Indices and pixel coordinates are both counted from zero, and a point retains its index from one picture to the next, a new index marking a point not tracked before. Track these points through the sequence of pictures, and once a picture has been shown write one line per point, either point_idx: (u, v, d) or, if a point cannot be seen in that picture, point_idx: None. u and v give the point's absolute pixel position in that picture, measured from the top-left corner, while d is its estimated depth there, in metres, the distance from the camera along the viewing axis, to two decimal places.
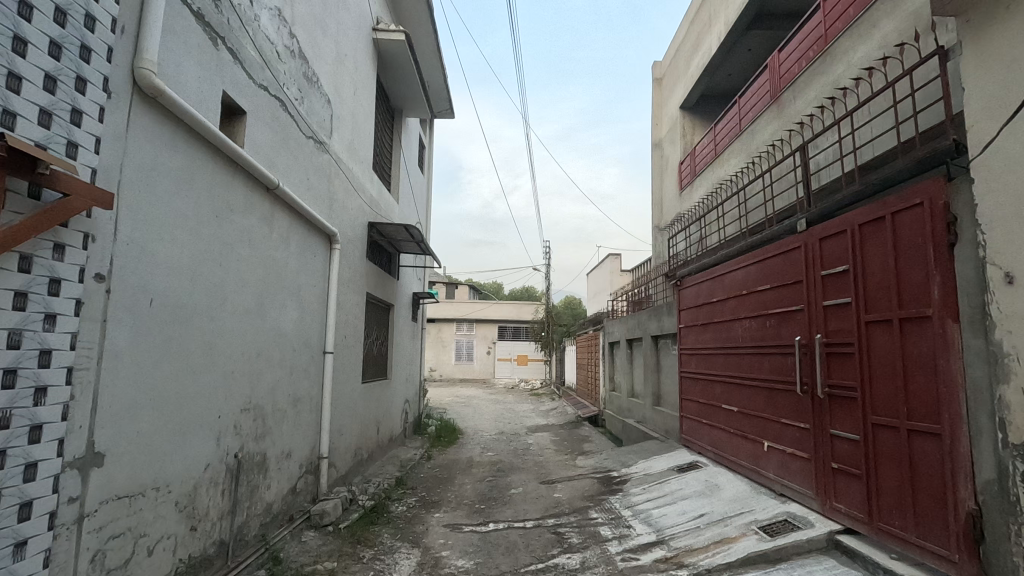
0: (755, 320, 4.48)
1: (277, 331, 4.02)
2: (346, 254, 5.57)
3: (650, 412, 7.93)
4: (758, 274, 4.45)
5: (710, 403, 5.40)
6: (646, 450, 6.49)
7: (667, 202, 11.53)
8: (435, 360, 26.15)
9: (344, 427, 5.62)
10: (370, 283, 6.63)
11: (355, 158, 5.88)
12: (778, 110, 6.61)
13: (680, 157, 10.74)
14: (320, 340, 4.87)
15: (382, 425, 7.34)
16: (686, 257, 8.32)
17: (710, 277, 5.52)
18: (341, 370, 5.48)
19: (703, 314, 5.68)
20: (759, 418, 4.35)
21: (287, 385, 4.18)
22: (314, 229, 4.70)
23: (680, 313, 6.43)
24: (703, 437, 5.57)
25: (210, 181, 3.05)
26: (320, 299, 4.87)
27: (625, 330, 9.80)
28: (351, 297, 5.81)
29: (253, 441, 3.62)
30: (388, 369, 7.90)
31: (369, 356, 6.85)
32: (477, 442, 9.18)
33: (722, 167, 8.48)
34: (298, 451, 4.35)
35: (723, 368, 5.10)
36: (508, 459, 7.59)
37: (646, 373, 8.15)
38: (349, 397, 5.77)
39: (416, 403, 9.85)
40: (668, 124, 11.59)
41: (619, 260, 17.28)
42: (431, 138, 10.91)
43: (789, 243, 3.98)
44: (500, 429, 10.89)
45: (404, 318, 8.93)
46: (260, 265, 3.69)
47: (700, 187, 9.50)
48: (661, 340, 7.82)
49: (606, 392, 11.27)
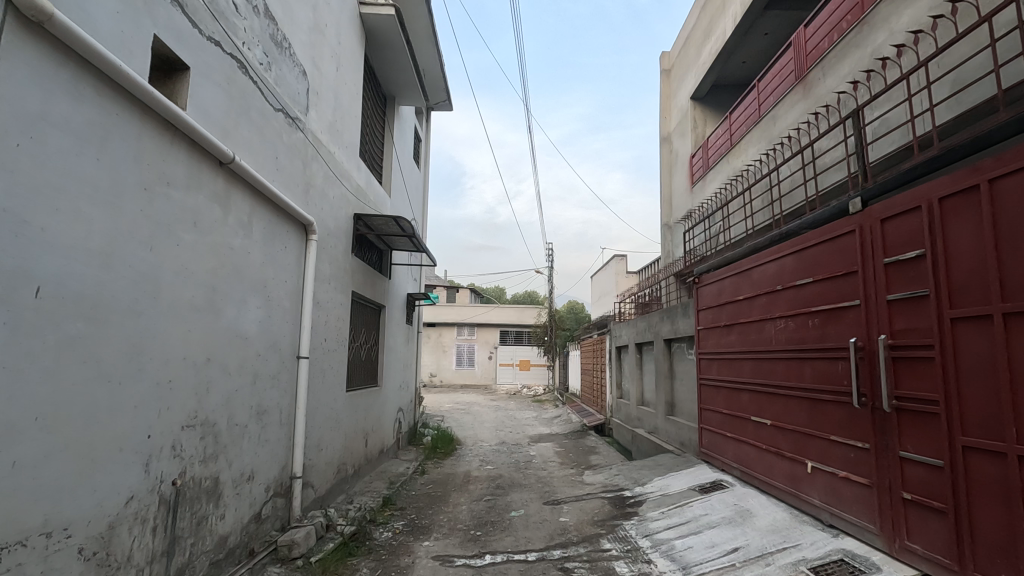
0: (792, 320, 3.86)
1: (236, 332, 3.42)
2: (326, 247, 4.97)
3: (663, 423, 7.30)
4: (796, 266, 3.84)
5: (735, 414, 4.79)
6: (661, 465, 5.87)
7: (676, 198, 10.94)
8: (435, 365, 25.54)
9: (324, 442, 5.02)
10: (356, 281, 6.04)
11: (337, 142, 5.30)
12: (805, 91, 6.02)
13: (691, 150, 10.15)
14: (293, 343, 4.28)
15: (372, 438, 6.73)
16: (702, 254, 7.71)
17: (733, 272, 4.91)
18: (319, 377, 4.87)
19: (725, 314, 5.07)
20: (799, 434, 3.73)
21: (249, 396, 3.59)
22: (285, 216, 4.11)
23: (696, 313, 5.82)
24: (727, 452, 4.96)
25: (136, 145, 2.46)
26: (294, 297, 4.28)
27: (634, 334, 9.19)
28: (333, 296, 5.22)
29: (200, 464, 3.01)
30: (379, 375, 7.30)
31: (356, 361, 6.25)
32: (476, 454, 8.56)
33: (739, 158, 7.87)
34: (262, 472, 3.74)
35: (751, 375, 4.49)
36: (508, 474, 6.98)
37: (658, 379, 7.53)
38: (329, 407, 5.16)
39: (410, 412, 9.24)
40: (677, 116, 11.00)
41: (624, 261, 16.68)
42: (427, 131, 10.32)
43: (837, 227, 3.37)
44: (501, 439, 10.29)
45: (398, 321, 8.32)
46: (211, 253, 3.10)
47: (713, 180, 8.90)
48: (674, 344, 7.20)
49: (613, 399, 10.65)
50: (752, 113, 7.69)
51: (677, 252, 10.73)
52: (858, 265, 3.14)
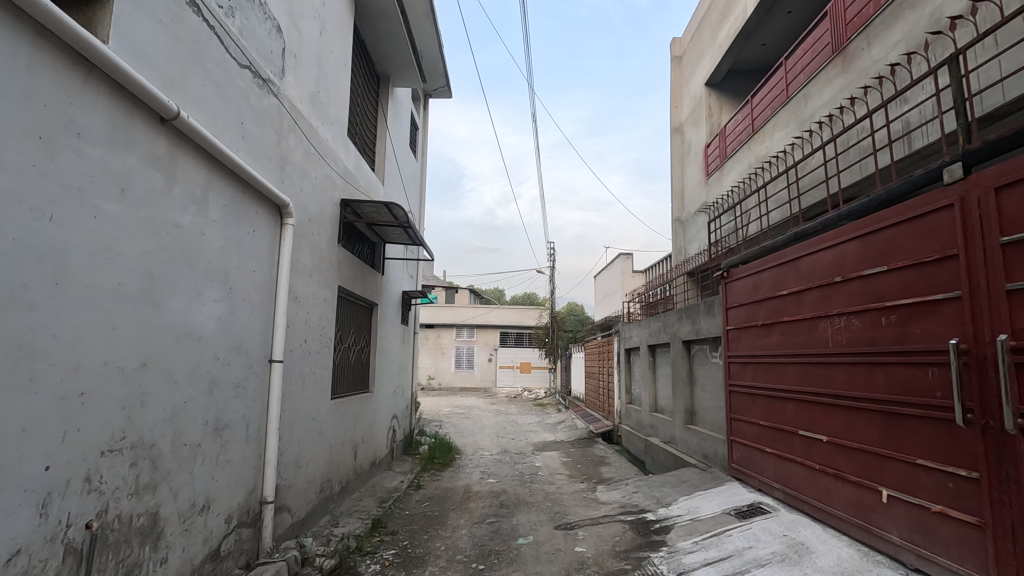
0: (857, 317, 3.24)
1: (187, 331, 2.78)
2: (305, 234, 4.34)
3: (682, 433, 6.66)
4: (863, 253, 3.22)
5: (777, 426, 4.17)
6: (685, 482, 5.23)
7: (689, 192, 10.34)
8: (433, 368, 24.90)
9: (304, 458, 4.37)
10: (344, 276, 5.41)
11: (321, 116, 4.67)
12: (846, 64, 5.41)
13: (706, 140, 9.54)
14: (264, 344, 3.63)
15: (362, 449, 6.09)
16: (723, 248, 7.09)
17: (774, 264, 4.30)
18: (297, 384, 4.23)
19: (763, 312, 4.45)
20: (869, 454, 3.11)
21: (205, 408, 2.95)
22: (254, 193, 3.48)
23: (724, 312, 5.22)
24: (766, 470, 4.34)
25: (22, 78, 1.83)
26: (264, 290, 3.64)
27: (646, 336, 8.56)
28: (314, 291, 4.58)
29: (131, 498, 2.37)
30: (371, 379, 6.67)
31: (344, 365, 5.61)
32: (477, 465, 7.92)
33: (763, 145, 7.25)
34: (221, 500, 3.10)
35: (800, 382, 3.87)
36: (513, 489, 6.33)
37: (676, 385, 6.90)
38: (310, 418, 4.51)
39: (406, 419, 8.61)
40: (689, 105, 10.42)
41: (630, 260, 16.05)
42: (424, 118, 9.71)
43: (924, 203, 2.75)
44: (503, 447, 9.65)
45: (392, 321, 7.69)
46: (148, 231, 2.46)
47: (732, 171, 8.29)
48: (695, 346, 6.57)
49: (622, 405, 10.02)
50: (777, 95, 7.06)
51: (690, 248, 10.11)
52: (959, 246, 2.51)
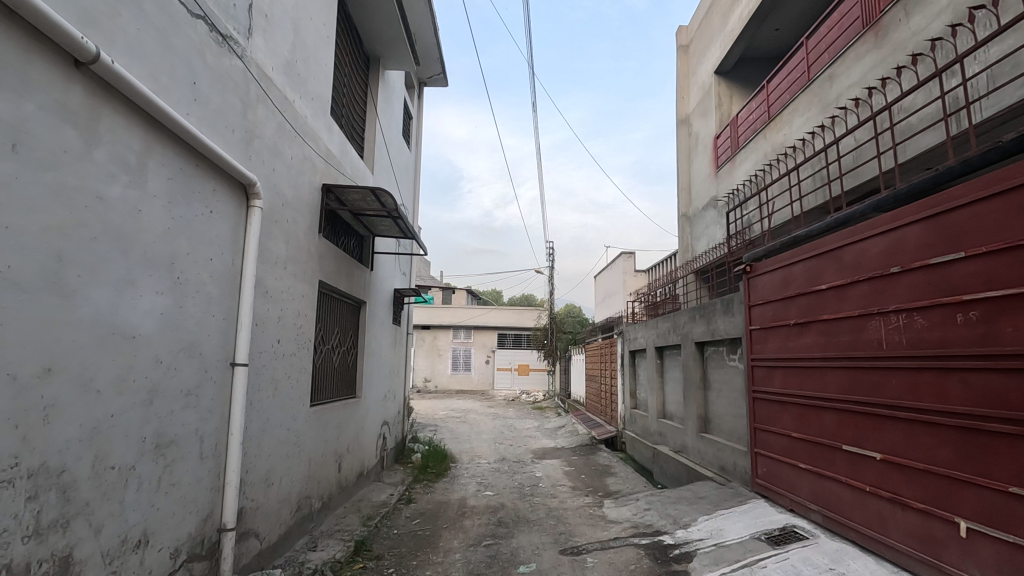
0: (921, 314, 2.75)
1: (117, 328, 2.26)
2: (278, 220, 3.82)
3: (695, 442, 6.16)
4: (930, 237, 2.73)
5: (814, 440, 3.67)
6: (703, 499, 4.72)
7: (697, 186, 9.85)
8: (429, 370, 24.40)
9: (276, 475, 3.84)
10: (326, 270, 4.90)
11: (298, 89, 4.15)
12: (880, 38, 4.93)
13: (716, 131, 9.04)
14: (223, 345, 3.11)
15: (347, 461, 5.57)
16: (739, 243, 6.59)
17: (808, 255, 3.82)
18: (267, 391, 3.71)
19: (796, 309, 3.95)
20: (939, 477, 2.61)
21: (142, 422, 2.43)
22: (211, 168, 2.96)
23: (747, 310, 4.73)
24: (799, 489, 3.84)
25: None
26: (224, 283, 3.12)
27: (653, 337, 8.06)
28: (289, 286, 4.06)
29: (28, 541, 1.85)
30: (358, 383, 6.15)
31: (326, 368, 5.09)
32: (473, 475, 7.41)
33: (780, 133, 6.76)
34: (164, 532, 2.58)
35: (843, 390, 3.37)
36: (511, 503, 5.82)
37: (688, 390, 6.41)
38: (283, 429, 3.99)
39: (398, 425, 8.09)
40: (697, 95, 9.94)
41: (632, 259, 15.54)
42: (418, 107, 9.22)
43: (1019, 172, 2.27)
44: (501, 455, 9.14)
45: (382, 321, 7.17)
46: (55, 201, 1.95)
47: (744, 162, 7.80)
48: (709, 348, 6.07)
49: (626, 410, 9.51)
50: (796, 79, 6.58)
51: (698, 246, 9.63)
52: None
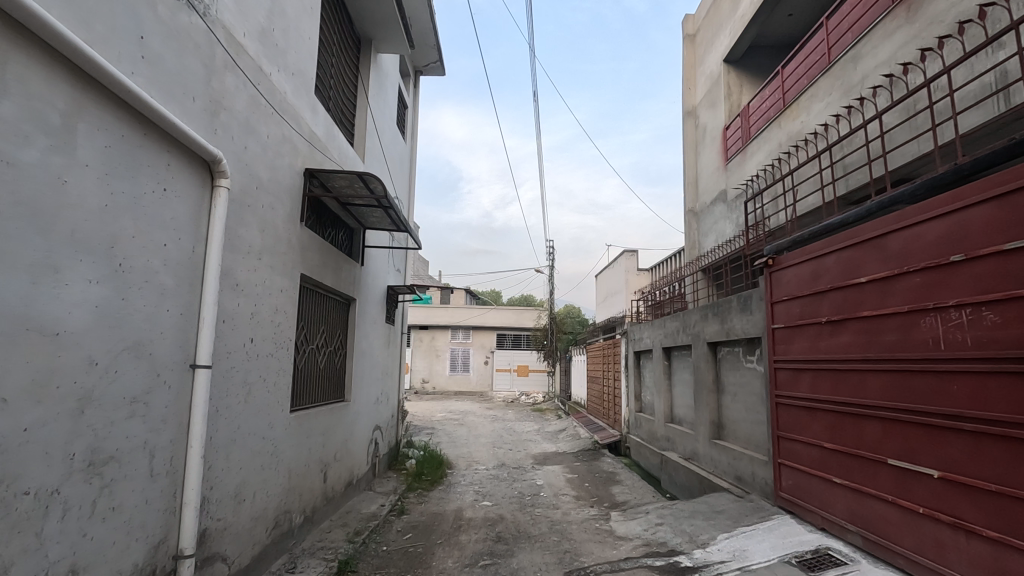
0: (991, 309, 2.35)
1: (32, 323, 1.86)
2: (251, 205, 3.42)
3: (707, 449, 5.76)
4: (1000, 219, 2.33)
5: (852, 452, 3.26)
6: (721, 513, 4.32)
7: (704, 180, 9.46)
8: (427, 370, 24.01)
9: (248, 491, 3.43)
10: (310, 263, 4.50)
11: (276, 61, 3.75)
12: (912, 12, 4.54)
13: (725, 122, 8.65)
14: (180, 344, 2.70)
15: (334, 470, 5.16)
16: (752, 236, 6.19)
17: (843, 245, 3.42)
18: (238, 396, 3.30)
19: (828, 306, 3.55)
20: (1018, 501, 2.21)
21: (69, 436, 2.02)
22: (165, 139, 2.56)
23: (769, 308, 4.33)
24: (832, 506, 3.44)
25: None
26: (182, 273, 2.71)
27: (660, 337, 7.66)
28: (265, 279, 3.65)
29: None
30: (348, 386, 5.75)
31: (310, 370, 4.68)
32: (470, 483, 7.01)
33: (797, 120, 6.37)
34: (100, 566, 2.18)
35: (888, 397, 2.96)
36: (511, 516, 5.41)
37: (700, 394, 6.01)
38: (258, 438, 3.59)
39: (391, 430, 7.68)
40: (704, 86, 9.56)
41: (635, 257, 15.13)
42: (413, 96, 8.83)
43: None
44: (500, 460, 8.74)
45: (374, 319, 6.76)
46: None
47: (756, 153, 7.41)
48: (724, 349, 5.67)
49: (631, 413, 9.10)
50: (815, 63, 6.18)
51: (705, 242, 9.23)
52: None
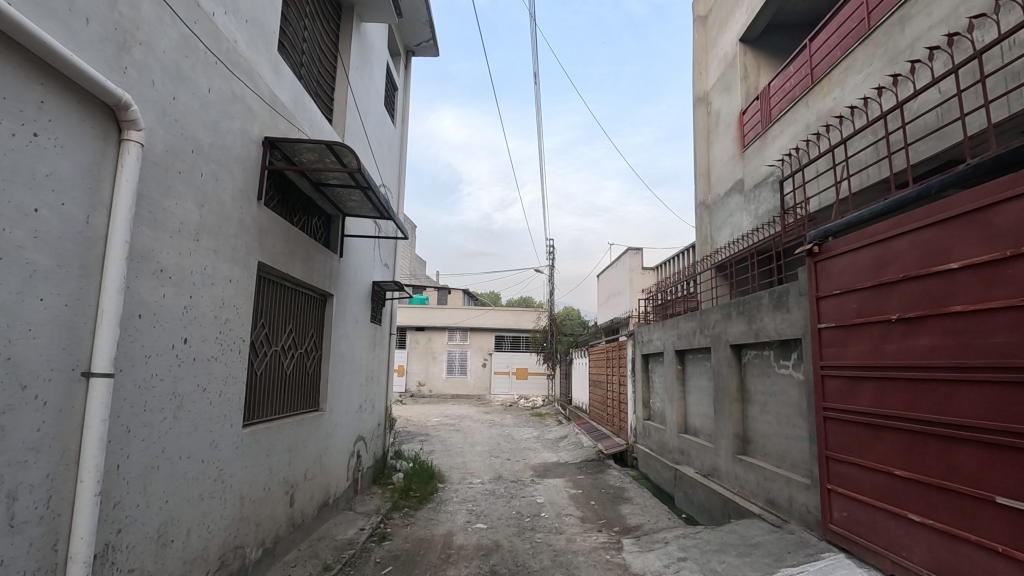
0: None
1: None
2: (184, 173, 2.75)
3: (730, 465, 5.09)
4: None
5: (937, 484, 2.60)
6: (756, 547, 3.64)
7: (717, 171, 8.79)
8: (424, 373, 23.34)
9: (177, 530, 2.74)
10: (272, 251, 3.83)
11: (222, 1, 3.08)
12: None
13: (742, 106, 7.99)
14: (64, 345, 2.02)
15: (304, 492, 4.47)
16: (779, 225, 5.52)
17: (921, 225, 2.76)
18: (163, 411, 2.62)
19: (899, 301, 2.88)
20: None
21: None
22: (37, 67, 1.89)
23: (813, 304, 3.67)
24: (908, 550, 2.77)
25: None
26: (67, 252, 2.04)
27: (673, 339, 6.99)
28: (205, 265, 2.97)
29: None
30: (323, 393, 5.07)
31: (271, 377, 3.99)
32: (463, 499, 6.33)
33: (828, 98, 5.71)
34: None
35: (996, 417, 2.30)
36: (507, 543, 4.72)
37: (721, 403, 5.34)
38: (195, 462, 2.90)
39: (377, 440, 7.00)
40: (718, 69, 8.90)
41: (640, 255, 14.43)
42: (403, 77, 8.17)
43: None
44: (497, 472, 8.06)
45: (356, 318, 6.08)
46: None
47: (778, 136, 6.74)
48: (750, 353, 5.00)
49: (638, 422, 8.42)
50: (851, 33, 5.52)
51: (719, 237, 8.57)
52: None
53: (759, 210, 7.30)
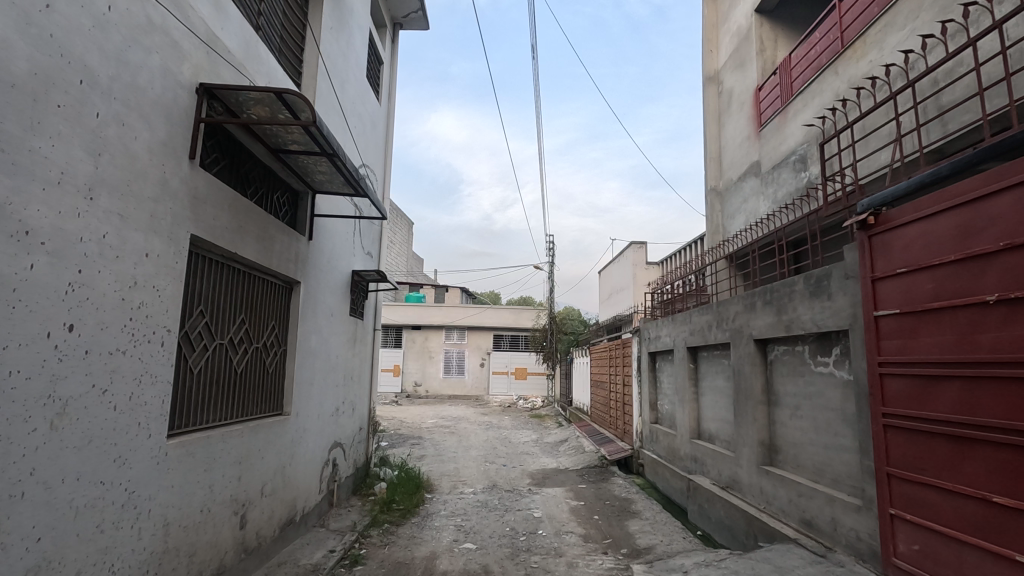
0: None
1: None
2: (67, 107, 2.10)
3: (754, 478, 4.44)
4: None
5: None
6: None
7: (730, 154, 8.15)
8: (420, 373, 22.69)
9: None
10: (215, 224, 3.18)
11: None
12: None
13: (758, 81, 7.34)
14: None
15: (261, 512, 3.82)
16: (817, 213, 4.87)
17: None
18: (30, 419, 1.97)
19: (997, 278, 2.24)
20: None
21: None
22: None
23: (868, 288, 3.01)
24: None
25: None
26: None
27: (684, 335, 6.34)
28: (107, 233, 2.33)
29: None
30: (288, 395, 4.41)
31: (214, 376, 3.35)
32: (451, 513, 5.68)
33: (862, 61, 5.07)
34: None
35: None
36: (498, 569, 4.07)
37: (744, 405, 4.69)
38: (89, 485, 2.25)
39: (358, 447, 6.35)
40: (730, 44, 8.25)
41: (644, 250, 13.76)
42: (389, 50, 7.52)
43: None
44: (492, 480, 7.41)
45: (332, 311, 5.43)
46: None
47: (802, 110, 6.08)
48: (778, 349, 4.35)
49: (645, 425, 7.76)
50: None
51: (733, 225, 7.92)
52: None
53: (778, 193, 6.64)
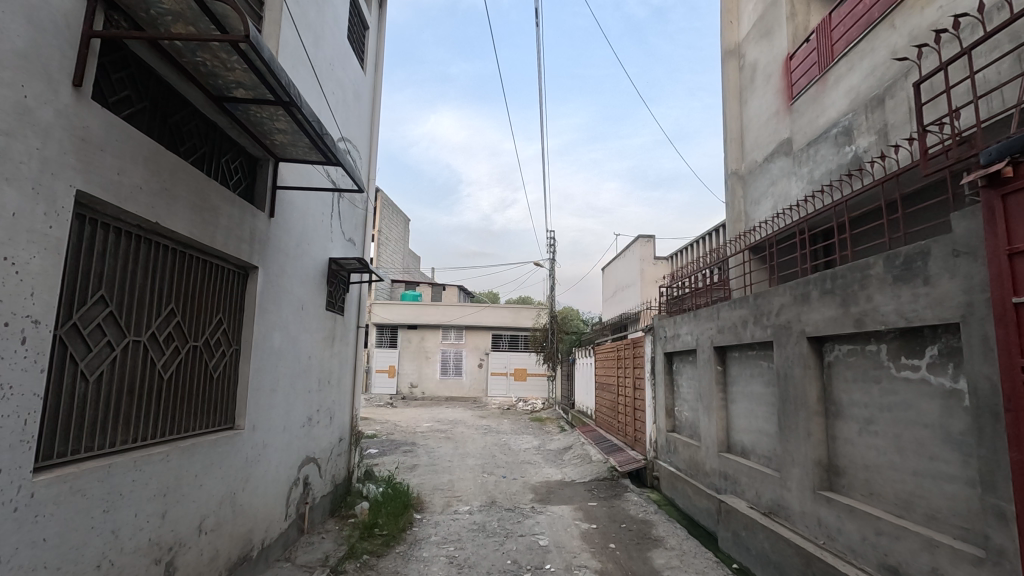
0: None
1: None
2: None
3: (808, 505, 3.65)
4: None
5: None
6: None
7: (754, 134, 7.36)
8: (416, 373, 21.89)
9: None
10: (125, 181, 2.39)
11: None
12: None
13: (789, 50, 6.54)
14: None
15: (199, 553, 3.03)
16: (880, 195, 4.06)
17: None
18: None
19: None
20: None
21: None
22: None
23: (1001, 266, 2.23)
24: None
25: None
26: None
27: (710, 333, 5.54)
28: None
29: None
30: (241, 404, 3.61)
31: (123, 384, 2.55)
32: (442, 540, 4.88)
33: (928, 8, 4.26)
34: None
35: None
36: None
37: (793, 416, 3.90)
38: None
39: (336, 461, 5.55)
40: (755, 12, 7.45)
41: (652, 243, 12.94)
42: (375, 14, 6.69)
43: None
44: (489, 496, 6.61)
45: (304, 304, 4.64)
46: None
47: (848, 75, 5.28)
48: (840, 348, 3.56)
49: (660, 434, 6.96)
50: None
51: (759, 213, 7.10)
52: None
53: (814, 173, 5.85)
